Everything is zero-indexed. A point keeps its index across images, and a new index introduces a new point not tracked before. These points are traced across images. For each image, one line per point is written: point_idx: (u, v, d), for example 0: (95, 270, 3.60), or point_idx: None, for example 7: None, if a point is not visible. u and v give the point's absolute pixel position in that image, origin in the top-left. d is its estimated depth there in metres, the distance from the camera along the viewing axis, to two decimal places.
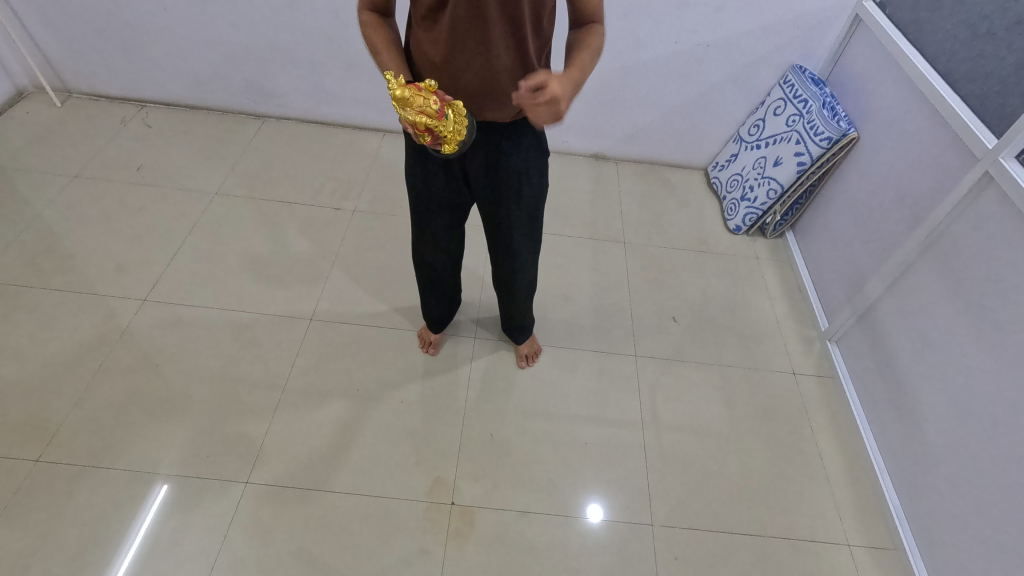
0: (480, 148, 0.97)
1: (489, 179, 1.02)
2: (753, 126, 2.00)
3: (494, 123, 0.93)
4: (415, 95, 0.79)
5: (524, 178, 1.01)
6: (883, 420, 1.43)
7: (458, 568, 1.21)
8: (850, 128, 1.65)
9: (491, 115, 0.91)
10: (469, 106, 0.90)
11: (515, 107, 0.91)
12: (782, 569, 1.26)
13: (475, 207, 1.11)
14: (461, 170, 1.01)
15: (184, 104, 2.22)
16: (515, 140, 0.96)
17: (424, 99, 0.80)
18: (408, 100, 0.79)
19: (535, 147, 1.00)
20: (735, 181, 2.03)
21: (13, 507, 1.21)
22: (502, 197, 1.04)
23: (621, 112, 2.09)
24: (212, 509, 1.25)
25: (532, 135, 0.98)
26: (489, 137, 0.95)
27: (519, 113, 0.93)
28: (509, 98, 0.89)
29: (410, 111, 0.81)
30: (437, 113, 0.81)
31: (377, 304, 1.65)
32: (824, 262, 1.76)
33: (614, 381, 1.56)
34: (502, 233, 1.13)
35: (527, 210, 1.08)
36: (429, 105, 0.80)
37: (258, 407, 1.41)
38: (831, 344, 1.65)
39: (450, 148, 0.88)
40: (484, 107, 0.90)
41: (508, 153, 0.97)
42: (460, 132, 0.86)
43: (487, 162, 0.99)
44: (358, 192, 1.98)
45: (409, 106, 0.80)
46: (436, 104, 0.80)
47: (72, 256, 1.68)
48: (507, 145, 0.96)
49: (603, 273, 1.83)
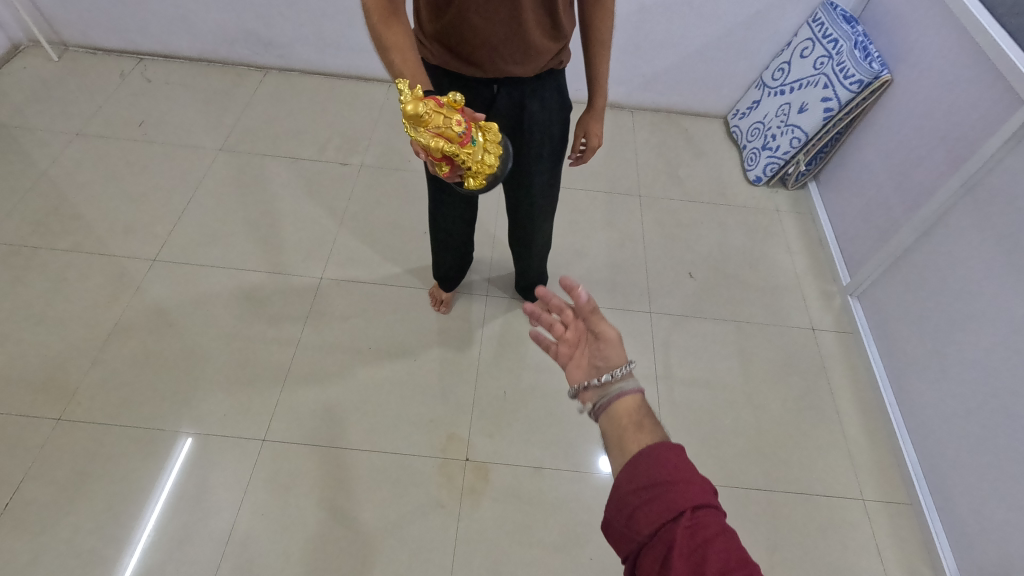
0: (504, 105, 0.93)
1: (512, 137, 0.98)
2: (778, 69, 1.89)
3: (519, 79, 0.90)
4: (437, 114, 0.71)
5: (547, 134, 0.98)
6: (906, 376, 1.40)
7: (474, 522, 1.23)
8: (884, 70, 1.55)
9: (516, 70, 0.88)
10: (494, 63, 0.86)
11: (540, 59, 0.88)
12: (795, 522, 1.27)
13: None
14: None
15: (183, 56, 2.14)
16: (540, 96, 0.93)
17: (446, 122, 0.72)
18: (428, 121, 0.71)
19: (558, 101, 0.96)
20: (756, 130, 1.94)
21: (40, 463, 1.24)
22: (525, 155, 1.01)
23: (638, 58, 1.98)
24: (231, 465, 1.27)
25: (556, 89, 0.95)
26: (513, 94, 0.92)
27: (543, 66, 0.90)
28: (535, 50, 0.86)
29: (428, 134, 0.72)
30: (460, 138, 0.73)
31: (387, 262, 1.63)
32: (848, 214, 1.70)
33: (628, 338, 1.54)
34: (522, 193, 1.10)
35: (549, 167, 1.05)
36: (452, 126, 0.72)
37: (273, 365, 1.42)
38: (852, 299, 1.61)
39: (476, 185, 0.81)
40: (510, 61, 0.86)
41: (532, 110, 0.94)
42: (485, 166, 0.79)
43: (510, 120, 0.96)
44: (364, 146, 1.93)
45: (428, 128, 0.71)
46: (462, 128, 0.73)
47: (80, 216, 1.66)
48: (531, 103, 0.93)
49: (617, 228, 1.78)
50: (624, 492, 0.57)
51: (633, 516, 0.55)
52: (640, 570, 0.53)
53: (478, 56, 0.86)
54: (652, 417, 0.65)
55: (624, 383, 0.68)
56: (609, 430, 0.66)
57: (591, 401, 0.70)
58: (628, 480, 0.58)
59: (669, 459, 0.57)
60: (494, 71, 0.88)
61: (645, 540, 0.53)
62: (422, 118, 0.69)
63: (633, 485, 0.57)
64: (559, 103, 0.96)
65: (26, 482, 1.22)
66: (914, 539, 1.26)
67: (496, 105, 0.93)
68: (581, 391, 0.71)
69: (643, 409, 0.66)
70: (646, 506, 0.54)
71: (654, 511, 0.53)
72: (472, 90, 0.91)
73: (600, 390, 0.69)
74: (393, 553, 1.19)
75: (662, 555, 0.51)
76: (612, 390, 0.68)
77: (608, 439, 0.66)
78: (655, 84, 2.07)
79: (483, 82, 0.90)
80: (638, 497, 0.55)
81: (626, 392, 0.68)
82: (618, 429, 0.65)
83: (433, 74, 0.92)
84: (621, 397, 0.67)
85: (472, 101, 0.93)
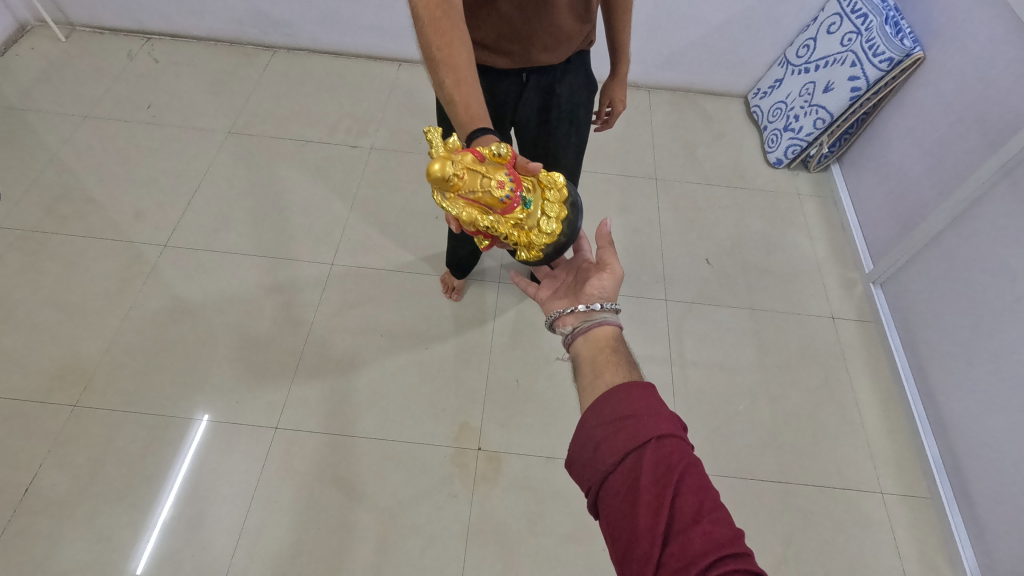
0: (533, 92, 0.93)
1: (542, 122, 0.98)
2: (802, 46, 1.81)
3: (548, 66, 0.90)
4: (472, 177, 0.66)
5: (575, 116, 0.98)
6: (930, 367, 1.36)
7: (486, 511, 1.23)
8: (916, 47, 1.47)
9: (546, 57, 0.87)
10: (526, 52, 0.85)
11: (570, 43, 0.87)
12: (811, 514, 1.25)
13: (522, 149, 1.07)
14: (511, 121, 0.99)
15: (190, 35, 2.10)
16: (569, 79, 0.93)
17: (484, 187, 0.67)
18: (461, 186, 0.66)
19: (585, 81, 0.95)
20: (778, 110, 1.87)
21: (58, 451, 1.25)
22: (553, 140, 1.01)
23: (657, 35, 1.91)
24: (246, 453, 1.28)
25: (583, 70, 0.94)
26: (542, 81, 0.91)
27: (572, 50, 0.89)
28: (565, 34, 0.85)
29: (462, 200, 0.68)
30: (500, 203, 0.69)
31: (398, 249, 1.61)
32: (874, 198, 1.64)
33: (643, 326, 1.51)
34: None
35: (577, 149, 1.04)
36: (489, 190, 0.67)
37: (285, 353, 1.41)
38: (875, 286, 1.56)
39: (529, 254, 0.76)
40: (540, 49, 0.85)
41: (560, 94, 0.93)
42: (537, 232, 0.74)
43: (538, 106, 0.95)
44: (374, 128, 1.89)
45: (461, 194, 0.67)
46: (503, 193, 0.68)
47: (90, 201, 1.65)
48: (560, 87, 0.93)
49: (633, 212, 1.74)
50: (592, 424, 0.59)
51: (598, 447, 0.57)
52: (602, 499, 0.55)
53: (510, 47, 0.84)
54: (625, 347, 0.71)
55: (606, 315, 0.75)
56: (585, 354, 0.71)
57: (570, 325, 0.75)
58: (597, 414, 0.60)
59: (637, 395, 0.59)
60: (523, 61, 0.87)
61: (610, 469, 0.55)
62: (449, 182, 0.63)
63: (601, 419, 0.59)
64: (587, 82, 0.95)
65: (44, 468, 1.23)
66: (934, 534, 1.24)
67: (525, 92, 0.93)
68: (565, 315, 0.77)
69: (618, 340, 0.72)
70: (613, 437, 0.56)
71: (619, 442, 0.56)
72: (502, 79, 0.91)
73: (583, 316, 0.75)
74: (405, 542, 1.19)
75: (628, 482, 0.53)
76: (594, 318, 0.74)
77: (583, 361, 0.71)
78: (674, 62, 2.00)
79: (513, 71, 0.89)
80: (605, 430, 0.57)
81: (604, 321, 0.74)
82: (591, 354, 0.71)
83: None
84: (602, 324, 0.73)
85: (501, 91, 0.92)
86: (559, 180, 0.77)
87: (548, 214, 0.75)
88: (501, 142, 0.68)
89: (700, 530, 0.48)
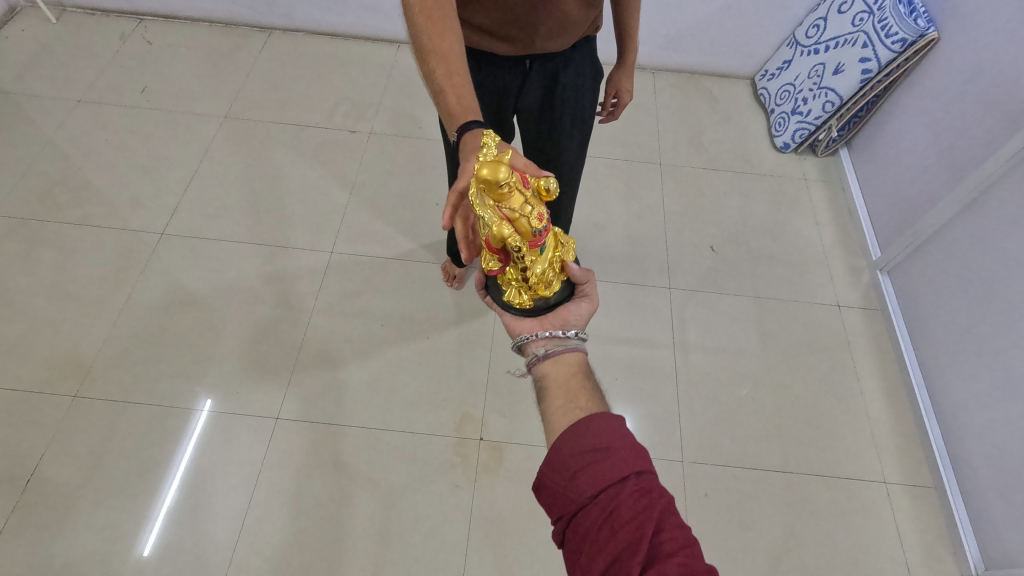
0: (536, 80, 0.90)
1: (544, 111, 0.96)
2: (812, 26, 1.76)
3: (551, 53, 0.86)
4: (518, 196, 0.70)
5: (581, 106, 0.95)
6: (936, 356, 1.35)
7: (488, 501, 1.23)
8: (930, 28, 1.43)
9: (551, 45, 0.84)
10: (529, 40, 0.82)
11: (576, 30, 0.84)
12: (814, 504, 1.25)
13: (523, 140, 1.04)
14: (513, 109, 0.96)
15: (183, 15, 2.05)
16: (575, 67, 0.90)
17: (525, 210, 0.71)
18: (506, 199, 0.68)
19: (591, 69, 0.92)
20: (786, 93, 1.83)
21: (59, 440, 1.25)
22: (556, 131, 0.98)
23: (662, 15, 1.86)
24: (247, 443, 1.27)
25: (589, 57, 0.91)
26: (546, 69, 0.89)
27: (578, 37, 0.86)
28: (571, 20, 0.82)
29: (498, 211, 0.70)
30: (531, 232, 0.73)
31: (399, 236, 1.59)
32: (882, 184, 1.61)
33: (647, 315, 1.50)
34: (552, 171, 1.07)
35: (581, 140, 1.02)
36: (527, 218, 0.71)
37: (285, 341, 1.40)
38: (881, 274, 1.54)
39: (522, 298, 0.83)
40: (546, 36, 0.82)
41: (565, 83, 0.91)
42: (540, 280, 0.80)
43: (542, 95, 0.93)
44: (373, 112, 1.86)
45: (501, 206, 0.69)
46: (538, 224, 0.73)
47: (86, 188, 1.63)
48: (565, 75, 0.90)
49: (637, 199, 1.71)
50: (568, 453, 0.57)
51: (575, 478, 0.55)
52: (574, 530, 0.54)
53: (513, 33, 0.81)
54: (592, 373, 0.72)
55: (576, 342, 0.76)
56: (555, 378, 0.71)
57: (541, 349, 0.75)
58: (572, 443, 0.58)
59: (612, 427, 0.59)
60: (527, 49, 0.84)
61: (586, 501, 0.54)
62: (499, 190, 0.65)
63: (576, 448, 0.58)
64: (593, 70, 0.93)
65: (45, 460, 1.23)
66: (937, 524, 1.24)
67: (528, 81, 0.90)
68: (534, 339, 0.77)
69: (585, 365, 0.73)
70: (590, 468, 0.55)
71: (598, 474, 0.54)
72: (503, 67, 0.88)
73: (556, 342, 0.76)
74: (407, 532, 1.20)
75: (605, 515, 0.52)
76: (565, 344, 0.75)
77: (553, 385, 0.70)
78: (679, 42, 1.95)
79: (516, 59, 0.86)
80: (581, 461, 0.56)
81: (575, 348, 0.75)
82: (562, 380, 0.70)
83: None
84: (573, 350, 0.74)
85: (503, 78, 0.90)
86: (571, 244, 0.86)
87: (554, 269, 0.82)
88: (552, 177, 0.72)
89: (677, 564, 0.48)
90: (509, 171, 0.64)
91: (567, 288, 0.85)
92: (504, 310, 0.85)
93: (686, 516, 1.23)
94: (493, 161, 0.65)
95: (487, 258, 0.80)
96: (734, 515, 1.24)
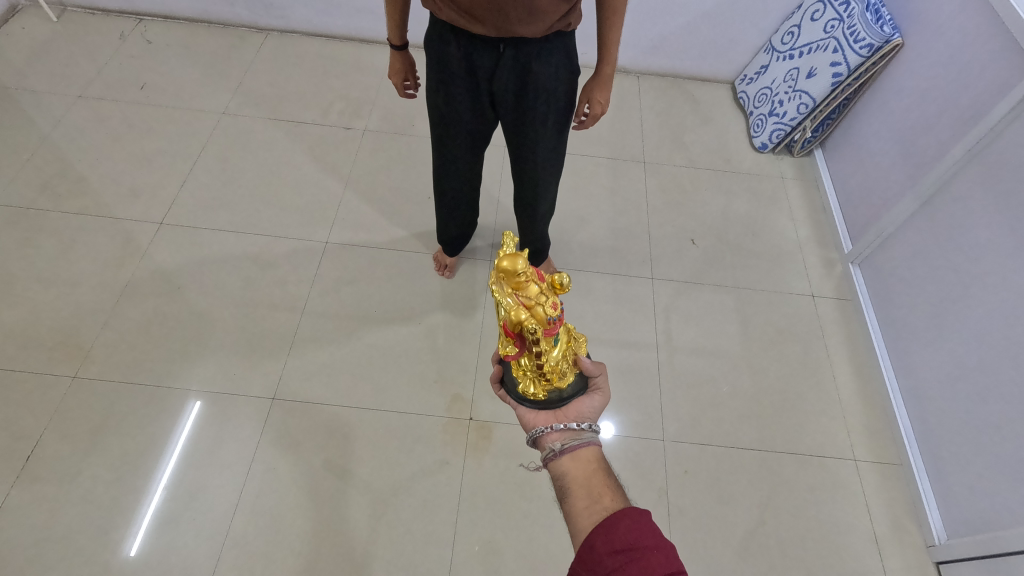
0: (509, 68, 0.96)
1: (518, 99, 1.02)
2: (788, 33, 1.86)
3: (525, 39, 0.92)
4: (534, 285, 0.78)
5: (552, 99, 1.01)
6: (902, 342, 1.42)
7: (477, 478, 1.28)
8: (895, 34, 1.52)
9: (522, 30, 0.89)
10: (501, 24, 0.88)
11: (546, 20, 0.88)
12: (789, 480, 1.31)
13: (500, 127, 1.11)
14: (488, 92, 1.02)
15: (182, 16, 2.11)
16: (546, 59, 0.95)
17: (540, 298, 0.79)
18: (523, 286, 0.77)
19: (565, 64, 0.98)
20: (763, 96, 1.92)
21: (59, 419, 1.28)
22: (529, 120, 1.05)
23: (646, 21, 1.95)
24: (242, 422, 1.31)
25: (564, 52, 0.96)
26: (519, 56, 0.94)
27: (550, 27, 0.90)
28: (542, 10, 0.86)
29: (515, 298, 0.78)
30: (546, 319, 0.79)
31: (391, 227, 1.64)
32: (852, 182, 1.69)
33: (631, 304, 1.56)
34: (526, 156, 1.14)
35: (554, 129, 1.08)
36: (543, 308, 0.79)
37: (280, 327, 1.44)
38: (853, 266, 1.62)
39: (538, 391, 0.90)
40: (516, 21, 0.88)
41: (538, 74, 0.96)
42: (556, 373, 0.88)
43: (515, 81, 0.99)
44: (368, 110, 1.91)
45: (518, 293, 0.78)
46: (552, 313, 0.79)
47: (86, 180, 1.67)
48: (537, 65, 0.95)
49: (622, 195, 1.78)
50: (603, 553, 0.65)
51: None
52: None
53: (486, 15, 0.88)
54: (609, 467, 0.81)
55: (591, 434, 0.85)
56: (576, 477, 0.79)
57: (558, 442, 0.84)
58: (605, 542, 0.66)
59: (640, 525, 0.66)
60: (501, 31, 0.90)
61: None
62: (516, 277, 0.75)
63: (610, 547, 0.65)
64: (567, 66, 0.98)
65: (45, 438, 1.26)
66: (903, 498, 1.30)
67: (502, 67, 0.96)
68: (550, 432, 0.85)
69: (601, 460, 0.82)
70: (625, 567, 0.62)
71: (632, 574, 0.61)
72: (478, 47, 0.94)
73: (572, 435, 0.84)
74: (399, 507, 1.24)
75: None
76: (580, 438, 0.84)
77: (575, 485, 0.78)
78: (662, 48, 2.04)
79: (490, 41, 0.93)
80: (617, 560, 0.64)
81: (591, 441, 0.84)
82: (582, 479, 0.79)
83: (440, 27, 0.95)
84: (587, 445, 0.83)
85: (478, 58, 0.96)
86: (583, 341, 0.95)
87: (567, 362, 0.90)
88: (567, 274, 0.77)
89: None
90: (527, 262, 0.74)
91: (581, 381, 0.93)
92: (519, 404, 0.93)
93: (667, 493, 1.29)
94: (512, 253, 0.75)
95: (504, 343, 0.85)
96: (714, 492, 1.29)
